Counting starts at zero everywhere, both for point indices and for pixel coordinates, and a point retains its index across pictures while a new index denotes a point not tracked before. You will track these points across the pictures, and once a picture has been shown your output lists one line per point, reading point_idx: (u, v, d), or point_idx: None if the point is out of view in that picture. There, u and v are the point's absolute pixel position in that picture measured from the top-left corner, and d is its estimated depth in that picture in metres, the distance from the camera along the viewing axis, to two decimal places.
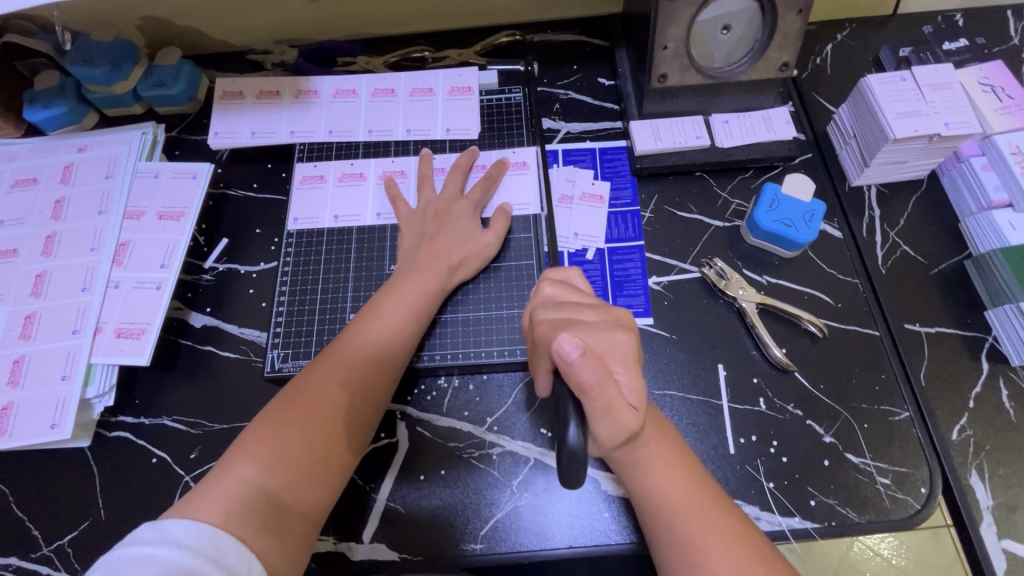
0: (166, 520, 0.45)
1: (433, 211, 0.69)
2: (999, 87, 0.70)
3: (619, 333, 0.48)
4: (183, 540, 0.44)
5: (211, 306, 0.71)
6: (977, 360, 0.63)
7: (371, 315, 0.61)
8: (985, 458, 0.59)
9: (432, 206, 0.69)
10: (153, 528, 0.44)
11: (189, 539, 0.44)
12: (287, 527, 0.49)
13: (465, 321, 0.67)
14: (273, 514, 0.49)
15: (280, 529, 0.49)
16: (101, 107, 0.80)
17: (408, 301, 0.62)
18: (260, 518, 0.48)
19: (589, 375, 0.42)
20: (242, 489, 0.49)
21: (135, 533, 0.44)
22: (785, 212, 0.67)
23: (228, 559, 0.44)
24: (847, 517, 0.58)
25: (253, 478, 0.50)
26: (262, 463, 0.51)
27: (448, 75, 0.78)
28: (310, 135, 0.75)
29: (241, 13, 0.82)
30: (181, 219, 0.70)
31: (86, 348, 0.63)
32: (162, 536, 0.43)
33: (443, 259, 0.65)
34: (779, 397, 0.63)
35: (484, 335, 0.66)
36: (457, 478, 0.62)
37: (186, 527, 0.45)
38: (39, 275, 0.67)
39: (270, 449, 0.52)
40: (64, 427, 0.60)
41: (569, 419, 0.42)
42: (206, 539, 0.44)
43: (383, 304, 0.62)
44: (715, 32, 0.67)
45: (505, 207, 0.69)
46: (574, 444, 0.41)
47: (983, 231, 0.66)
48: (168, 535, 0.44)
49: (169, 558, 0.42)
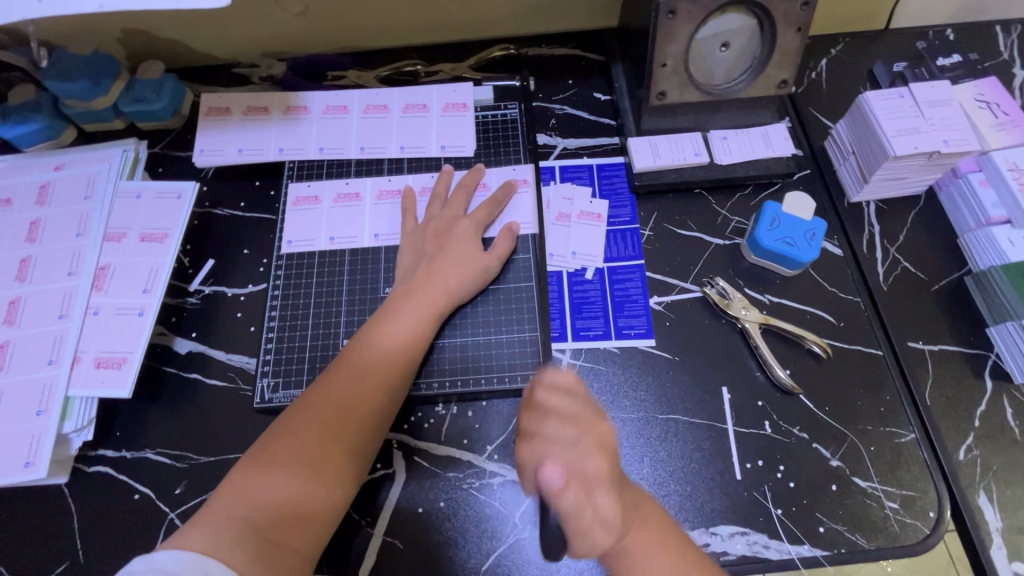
0: (158, 551, 0.44)
1: (431, 231, 0.67)
2: (994, 102, 0.70)
3: (594, 458, 0.49)
4: (173, 569, 0.43)
5: (196, 331, 0.68)
6: (981, 378, 0.63)
7: (365, 342, 0.59)
8: (992, 479, 0.59)
9: (433, 225, 0.67)
10: (143, 559, 0.43)
11: (177, 567, 0.43)
12: (279, 563, 0.47)
13: (462, 345, 0.65)
14: (264, 549, 0.47)
15: (270, 565, 0.47)
16: (79, 123, 0.77)
17: (404, 324, 0.60)
18: (250, 554, 0.46)
19: (571, 501, 0.45)
20: (233, 525, 0.47)
21: (127, 565, 0.43)
22: (787, 231, 0.67)
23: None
24: (857, 543, 0.57)
25: (244, 512, 0.48)
26: (259, 496, 0.49)
27: (442, 92, 0.76)
28: (300, 153, 0.73)
29: (227, 26, 0.80)
30: (164, 241, 0.67)
31: (63, 380, 0.59)
32: (151, 566, 0.43)
33: (439, 285, 0.63)
34: (785, 420, 0.62)
35: (481, 360, 0.64)
36: (456, 512, 0.59)
37: (177, 557, 0.44)
38: (12, 303, 0.63)
39: (268, 479, 0.50)
40: (39, 466, 0.56)
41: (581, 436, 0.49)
42: (196, 568, 0.43)
43: (376, 329, 0.60)
44: (714, 49, 0.66)
45: (513, 226, 0.67)
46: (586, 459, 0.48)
47: (982, 248, 0.66)
48: (158, 564, 0.43)
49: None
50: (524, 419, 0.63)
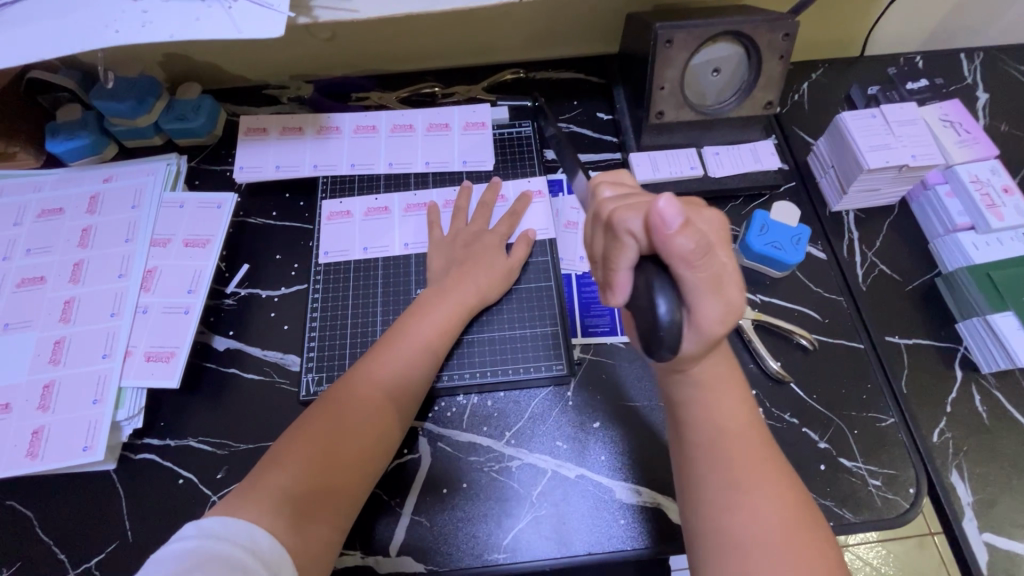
0: (206, 518, 0.47)
1: (460, 239, 0.73)
2: (956, 122, 0.78)
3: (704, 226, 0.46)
4: (220, 532, 0.46)
5: (233, 330, 0.73)
6: (952, 368, 0.69)
7: (398, 335, 0.65)
8: (964, 458, 0.65)
9: (460, 237, 0.74)
10: (193, 525, 0.46)
11: (224, 529, 0.46)
12: (310, 534, 0.50)
13: (490, 340, 0.70)
14: (302, 516, 0.50)
15: (308, 533, 0.50)
16: (122, 139, 0.83)
17: (429, 328, 0.65)
18: (288, 520, 0.49)
19: (682, 242, 0.43)
20: (272, 494, 0.50)
21: (179, 531, 0.46)
22: (774, 237, 0.73)
23: (263, 549, 0.46)
24: (843, 517, 0.62)
25: (279, 484, 0.51)
26: (292, 472, 0.53)
27: (462, 111, 0.83)
28: (333, 169, 0.80)
29: (261, 52, 0.87)
30: (206, 246, 0.73)
31: (117, 372, 0.65)
32: (203, 532, 0.45)
33: (467, 286, 0.69)
34: (776, 407, 0.68)
35: (506, 353, 0.70)
36: (478, 493, 0.64)
37: (223, 521, 0.47)
38: (67, 302, 0.69)
39: (301, 456, 0.54)
40: (96, 449, 0.61)
41: (658, 295, 0.44)
42: (243, 531, 0.46)
43: (408, 324, 0.65)
44: (706, 73, 0.74)
45: (530, 233, 0.74)
46: (665, 317, 0.44)
47: (951, 251, 0.73)
48: (207, 528, 0.46)
49: (212, 550, 0.44)
50: (544, 408, 0.68)
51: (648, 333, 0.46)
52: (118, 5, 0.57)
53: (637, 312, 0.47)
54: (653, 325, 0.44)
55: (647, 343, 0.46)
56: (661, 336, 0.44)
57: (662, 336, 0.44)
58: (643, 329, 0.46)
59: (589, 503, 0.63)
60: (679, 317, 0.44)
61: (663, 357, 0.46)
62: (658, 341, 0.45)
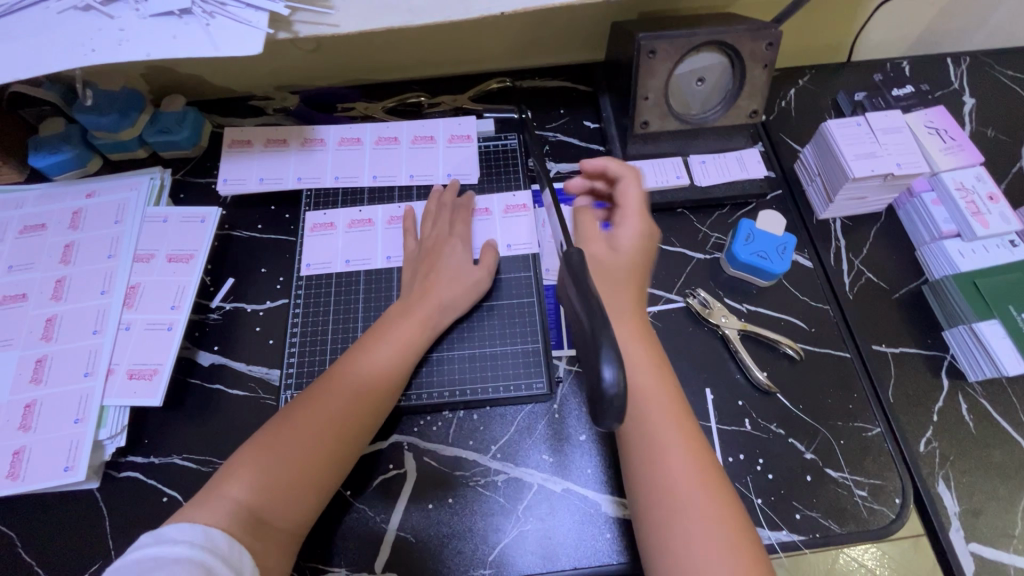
0: (162, 526, 0.48)
1: (429, 247, 0.73)
2: (942, 129, 0.78)
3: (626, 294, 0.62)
4: (179, 536, 0.47)
5: (218, 345, 0.73)
6: (938, 377, 0.69)
7: (369, 346, 0.65)
8: (951, 468, 0.65)
9: (428, 243, 0.74)
10: (150, 534, 0.47)
11: (184, 534, 0.47)
12: (266, 541, 0.52)
13: (468, 351, 0.70)
14: (255, 526, 0.52)
15: (261, 540, 0.52)
16: (106, 152, 0.83)
17: (397, 340, 0.65)
18: (244, 533, 0.51)
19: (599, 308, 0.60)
20: (227, 503, 0.52)
21: (135, 541, 0.47)
22: (760, 246, 0.73)
23: (223, 549, 0.48)
24: (829, 529, 0.62)
25: (235, 493, 0.53)
26: (247, 482, 0.53)
27: (448, 124, 0.83)
28: (318, 181, 0.79)
29: (246, 64, 0.86)
30: (190, 261, 0.72)
31: (99, 391, 0.64)
32: (161, 539, 0.47)
33: (437, 297, 0.69)
34: (762, 418, 0.67)
35: (485, 365, 0.70)
36: (464, 507, 0.64)
37: (182, 527, 0.48)
38: (49, 319, 0.68)
39: (257, 468, 0.54)
40: (78, 470, 0.61)
41: (605, 360, 0.40)
42: (203, 536, 0.48)
43: (382, 336, 0.65)
44: (690, 83, 0.73)
45: (492, 245, 0.74)
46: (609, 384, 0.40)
47: (937, 260, 0.73)
48: (166, 535, 0.47)
49: (170, 555, 0.45)
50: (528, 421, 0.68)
51: (593, 400, 0.42)
52: (95, 23, 0.56)
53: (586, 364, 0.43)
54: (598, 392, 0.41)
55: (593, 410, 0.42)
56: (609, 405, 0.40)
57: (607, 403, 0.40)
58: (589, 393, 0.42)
59: (574, 516, 0.63)
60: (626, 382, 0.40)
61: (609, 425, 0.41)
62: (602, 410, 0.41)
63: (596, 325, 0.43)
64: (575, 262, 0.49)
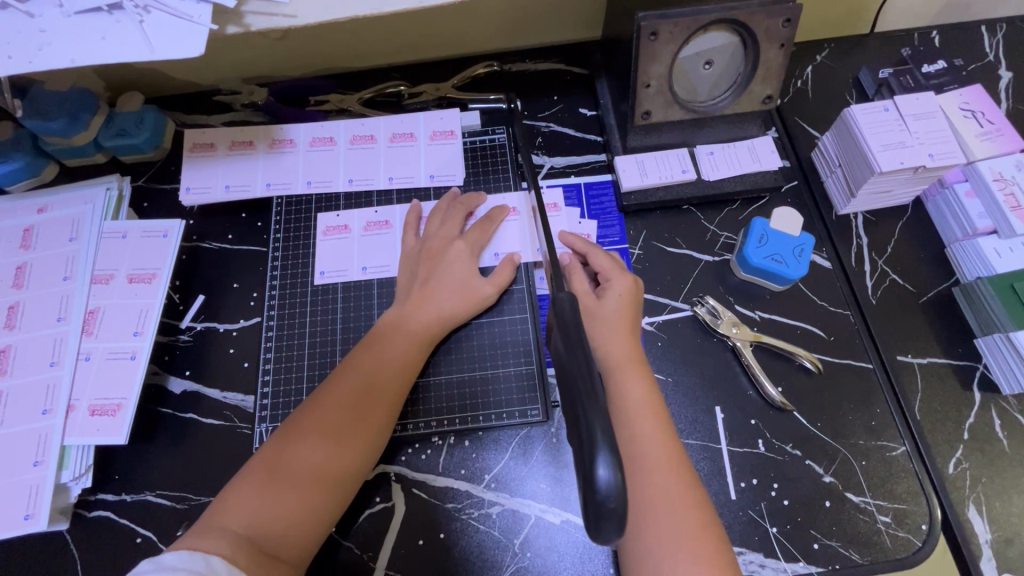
0: (165, 552, 0.44)
1: (429, 250, 0.67)
2: (979, 112, 0.70)
3: (620, 331, 0.60)
4: (179, 563, 0.42)
5: (190, 370, 0.68)
6: (969, 390, 0.63)
7: (368, 351, 0.60)
8: (982, 490, 0.60)
9: (430, 244, 0.67)
10: (153, 561, 0.43)
11: (182, 560, 0.43)
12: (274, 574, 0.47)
13: (472, 354, 0.66)
14: (258, 556, 0.47)
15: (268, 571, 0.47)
16: (61, 159, 0.75)
17: (398, 345, 0.61)
18: (248, 561, 0.46)
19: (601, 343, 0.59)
20: (225, 535, 0.47)
21: (136, 567, 0.42)
22: (775, 248, 0.67)
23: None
24: (850, 559, 0.58)
25: (235, 525, 0.48)
26: (245, 513, 0.49)
27: (429, 119, 0.75)
28: (288, 187, 0.73)
29: (206, 56, 0.78)
30: (153, 281, 0.67)
31: (59, 430, 0.60)
32: (161, 565, 0.42)
33: (437, 300, 0.64)
34: (777, 438, 0.62)
35: (491, 371, 0.66)
36: (458, 542, 0.60)
37: (184, 555, 0.43)
38: (3, 351, 0.63)
39: (256, 495, 0.50)
40: (39, 517, 0.57)
41: (597, 455, 0.36)
42: (202, 565, 0.43)
43: (382, 341, 0.61)
44: (697, 67, 0.66)
45: (515, 256, 0.67)
46: (603, 484, 0.35)
47: (969, 259, 0.66)
48: (167, 564, 0.42)
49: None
50: (528, 454, 0.63)
51: (585, 501, 0.37)
52: (12, 23, 0.49)
53: (576, 445, 0.39)
54: (590, 490, 0.36)
55: (588, 517, 0.37)
56: (598, 507, 0.36)
57: (602, 508, 0.36)
58: (581, 491, 0.38)
59: (576, 550, 0.59)
60: (623, 483, 0.36)
61: (609, 536, 0.37)
62: (593, 512, 0.36)
63: (584, 395, 0.39)
64: (566, 313, 0.44)
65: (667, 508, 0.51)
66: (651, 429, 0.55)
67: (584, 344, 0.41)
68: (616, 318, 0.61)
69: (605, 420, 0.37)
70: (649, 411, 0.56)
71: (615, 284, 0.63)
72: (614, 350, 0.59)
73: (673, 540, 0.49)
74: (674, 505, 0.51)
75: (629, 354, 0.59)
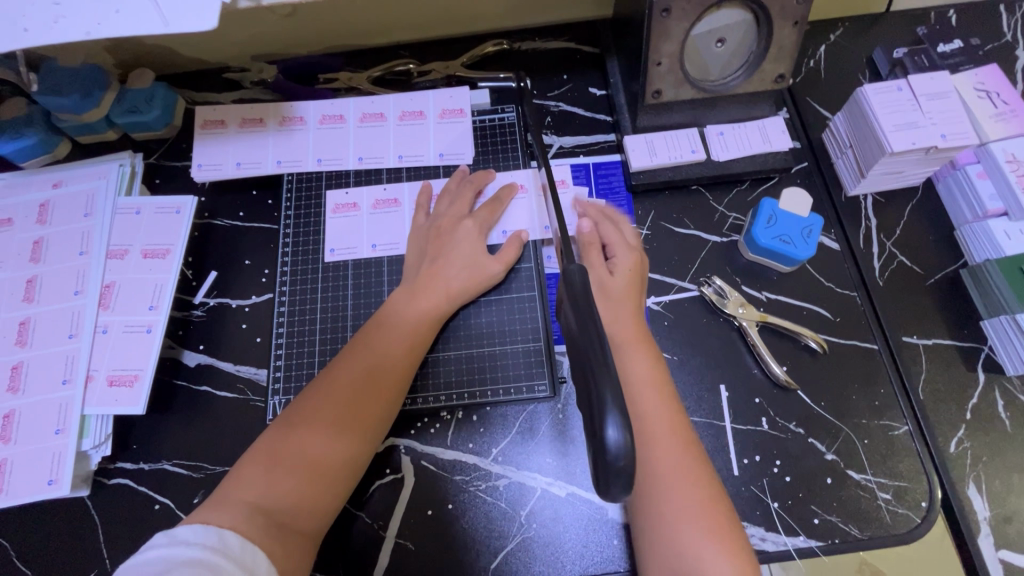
0: (178, 526, 0.45)
1: (438, 229, 0.68)
2: (994, 92, 0.69)
3: (625, 307, 0.61)
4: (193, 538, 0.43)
5: (204, 343, 0.69)
6: (973, 371, 0.64)
7: (377, 329, 0.61)
8: (982, 469, 0.61)
9: (438, 223, 0.68)
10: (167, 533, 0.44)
11: (195, 535, 0.44)
12: (289, 542, 0.49)
13: (480, 331, 0.67)
14: (274, 526, 0.49)
15: (283, 539, 0.48)
16: (73, 135, 0.76)
17: (407, 322, 0.62)
18: (264, 530, 0.48)
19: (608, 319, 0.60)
20: (241, 505, 0.49)
21: (150, 539, 0.43)
22: (783, 229, 0.67)
23: (234, 550, 0.44)
24: (850, 534, 0.59)
25: (251, 496, 0.50)
26: (260, 485, 0.51)
27: (439, 97, 0.75)
28: (298, 165, 0.73)
29: (215, 33, 0.78)
30: (167, 256, 0.68)
31: (78, 399, 0.62)
32: (175, 539, 0.43)
33: (446, 279, 0.64)
34: (781, 416, 0.63)
35: (498, 348, 0.67)
36: (466, 512, 0.61)
37: (199, 529, 0.44)
38: (22, 323, 0.65)
39: (269, 470, 0.52)
40: (61, 483, 0.59)
41: (608, 418, 0.37)
42: (218, 535, 0.44)
43: (390, 320, 0.62)
44: (709, 45, 0.65)
45: (522, 235, 0.68)
46: (614, 446, 0.36)
47: (978, 241, 0.66)
48: (181, 537, 0.43)
49: (182, 555, 0.42)
50: (534, 428, 0.64)
51: (595, 465, 0.38)
52: None
53: (586, 412, 0.40)
54: (601, 454, 0.37)
55: (598, 480, 0.38)
56: (608, 469, 0.37)
57: (611, 470, 0.37)
58: (592, 456, 0.39)
59: (580, 521, 0.61)
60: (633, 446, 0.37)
61: (618, 499, 0.38)
62: (603, 476, 0.37)
63: (594, 363, 0.40)
64: (576, 287, 0.44)
65: (671, 481, 0.52)
66: (654, 402, 0.56)
67: (594, 316, 0.42)
68: (621, 295, 0.61)
69: (615, 387, 0.38)
70: (654, 386, 0.56)
71: (628, 260, 0.64)
72: (620, 328, 0.60)
73: (677, 512, 0.50)
74: (676, 477, 0.52)
75: (634, 332, 0.60)
